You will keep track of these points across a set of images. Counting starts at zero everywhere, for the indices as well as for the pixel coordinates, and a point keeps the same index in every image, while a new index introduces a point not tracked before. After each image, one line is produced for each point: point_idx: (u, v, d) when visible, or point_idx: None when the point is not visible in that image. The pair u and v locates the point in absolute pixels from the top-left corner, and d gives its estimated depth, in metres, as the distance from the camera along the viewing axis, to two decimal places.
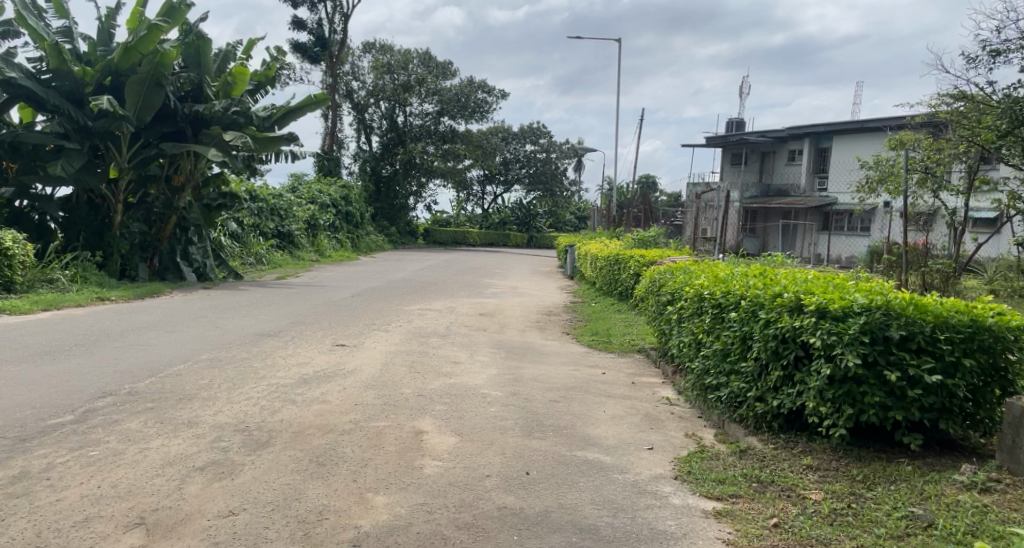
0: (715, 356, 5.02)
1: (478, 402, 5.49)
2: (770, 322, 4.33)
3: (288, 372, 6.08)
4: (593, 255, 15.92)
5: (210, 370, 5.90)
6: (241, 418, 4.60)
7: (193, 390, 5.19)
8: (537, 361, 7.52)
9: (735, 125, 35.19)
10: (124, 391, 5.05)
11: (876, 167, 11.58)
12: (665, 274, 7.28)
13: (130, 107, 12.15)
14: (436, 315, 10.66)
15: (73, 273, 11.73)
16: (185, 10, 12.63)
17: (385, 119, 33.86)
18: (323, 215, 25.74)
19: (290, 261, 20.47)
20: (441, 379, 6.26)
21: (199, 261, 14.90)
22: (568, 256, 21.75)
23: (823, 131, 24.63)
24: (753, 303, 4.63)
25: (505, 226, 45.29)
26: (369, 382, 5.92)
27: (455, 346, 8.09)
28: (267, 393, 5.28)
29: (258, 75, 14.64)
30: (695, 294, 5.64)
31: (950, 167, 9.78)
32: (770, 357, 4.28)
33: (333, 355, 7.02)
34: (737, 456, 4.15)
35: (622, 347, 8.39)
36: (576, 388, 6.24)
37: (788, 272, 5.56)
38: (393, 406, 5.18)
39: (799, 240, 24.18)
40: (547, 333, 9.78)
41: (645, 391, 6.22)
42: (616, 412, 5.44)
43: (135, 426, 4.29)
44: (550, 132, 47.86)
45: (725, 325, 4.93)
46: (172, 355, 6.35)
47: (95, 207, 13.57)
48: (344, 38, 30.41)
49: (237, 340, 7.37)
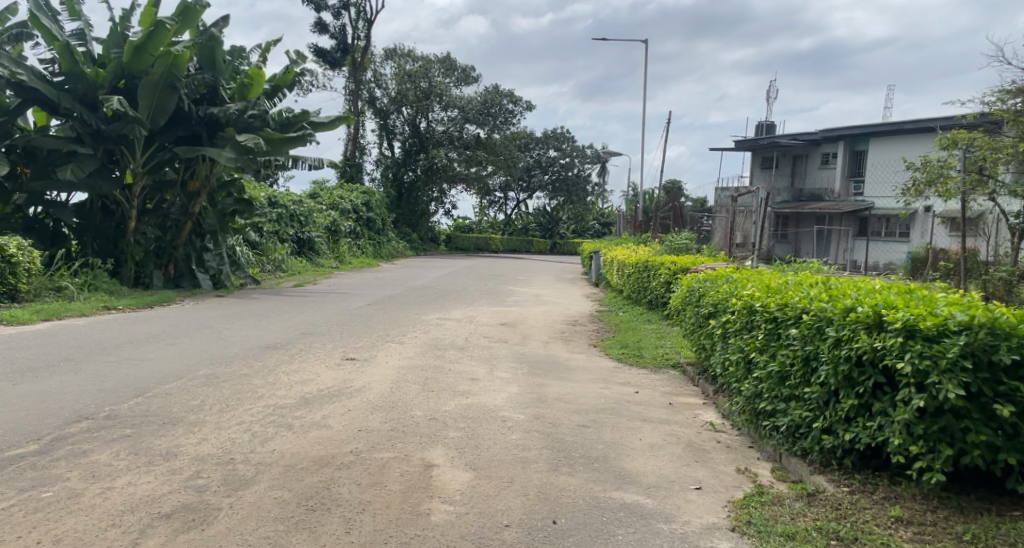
0: (770, 379, 4.36)
1: (497, 428, 4.87)
2: (842, 342, 3.66)
3: (289, 392, 5.51)
4: (620, 262, 15.25)
5: (204, 388, 5.37)
6: (227, 448, 4.04)
7: (180, 413, 4.65)
8: (562, 378, 6.89)
9: (765, 128, 34.25)
10: (102, 415, 4.52)
11: (923, 168, 10.79)
12: (706, 283, 6.58)
13: (143, 110, 11.77)
14: (454, 325, 10.06)
15: (82, 281, 11.31)
16: (200, 10, 12.24)
17: (408, 125, 33.31)
18: (345, 222, 25.43)
19: (309, 267, 20.15)
20: (457, 399, 5.66)
21: (215, 267, 14.41)
22: (592, 263, 21.05)
23: (859, 132, 23.68)
24: (817, 318, 3.96)
25: (528, 232, 46.22)
26: (378, 403, 5.34)
27: (474, 360, 7.48)
28: (262, 417, 4.72)
29: (277, 80, 14.18)
30: (745, 305, 4.97)
31: (1006, 168, 9.05)
32: (841, 383, 3.61)
33: (342, 371, 6.45)
34: (804, 501, 3.48)
35: (655, 362, 7.72)
36: (607, 410, 5.60)
37: (850, 280, 4.89)
38: (401, 433, 4.60)
39: (834, 246, 23.27)
40: (573, 345, 9.13)
41: (685, 414, 5.57)
42: (654, 440, 4.79)
43: (105, 459, 3.75)
44: (573, 137, 47.14)
45: (783, 343, 4.27)
46: (167, 371, 5.80)
47: (110, 212, 13.17)
48: (367, 44, 30.05)
49: (240, 354, 6.84)
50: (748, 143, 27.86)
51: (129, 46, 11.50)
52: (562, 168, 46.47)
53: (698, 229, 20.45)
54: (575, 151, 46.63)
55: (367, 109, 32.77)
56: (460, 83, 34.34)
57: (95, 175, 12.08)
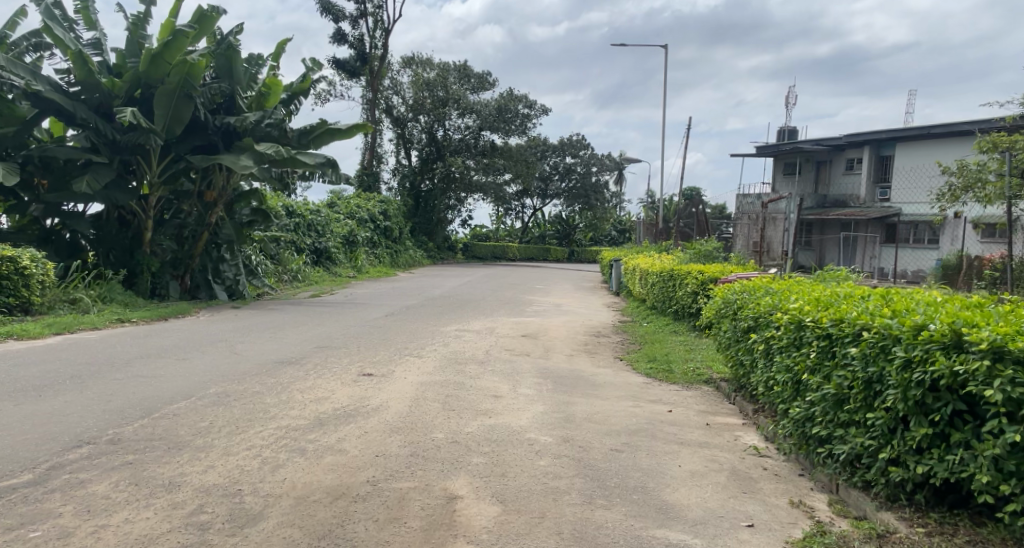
0: (824, 401, 3.98)
1: (524, 453, 4.51)
2: (911, 363, 3.29)
3: (303, 411, 5.20)
4: (642, 271, 14.85)
5: (213, 408, 5.07)
6: (234, 477, 3.74)
7: (187, 436, 4.35)
8: (589, 394, 6.53)
9: (786, 134, 33.75)
10: (105, 438, 4.24)
11: (960, 173, 10.35)
12: (744, 294, 6.19)
13: (159, 120, 11.62)
14: (474, 338, 9.73)
15: (97, 293, 11.13)
16: (216, 18, 12.05)
17: (425, 133, 33.07)
18: (362, 231, 25.26)
19: (326, 277, 19.96)
20: (479, 419, 5.32)
21: (231, 278, 14.29)
22: (612, 272, 20.62)
23: (885, 137, 23.14)
24: (880, 335, 3.58)
25: (544, 240, 45.87)
26: (396, 424, 5.02)
27: (496, 376, 7.14)
28: (274, 440, 4.41)
29: (293, 87, 13.99)
30: (793, 320, 4.59)
31: None
32: (911, 409, 3.26)
33: (358, 388, 6.15)
34: (874, 544, 3.12)
35: (686, 378, 7.33)
36: (640, 432, 5.22)
37: (909, 295, 4.49)
38: (421, 459, 4.26)
39: (861, 253, 22.68)
40: (599, 358, 8.76)
41: (724, 436, 5.19)
42: (694, 467, 4.41)
43: (103, 490, 3.46)
44: (589, 144, 46.79)
45: (839, 363, 3.90)
46: (176, 389, 5.50)
47: (127, 223, 13.02)
48: (385, 53, 29.99)
49: (254, 370, 6.55)
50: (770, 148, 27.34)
51: (145, 55, 11.35)
52: (580, 175, 45.98)
53: (721, 237, 19.97)
54: (592, 158, 46.37)
55: (384, 118, 32.67)
56: (477, 90, 34.06)
57: (111, 186, 11.90)
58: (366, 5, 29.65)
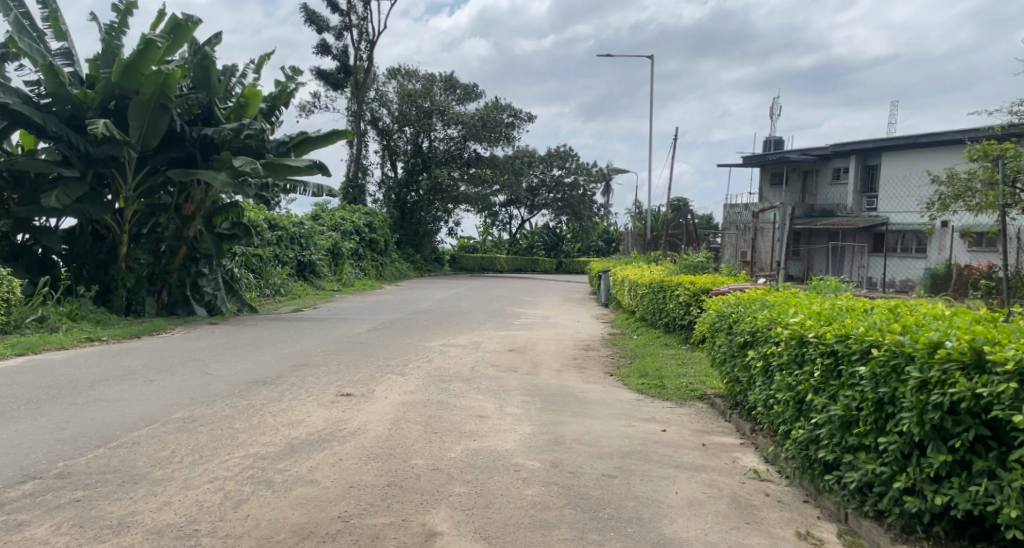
0: (831, 424, 3.72)
1: (509, 482, 4.20)
2: (927, 384, 3.03)
3: (274, 437, 4.87)
4: (632, 282, 14.61)
5: (177, 435, 4.72)
6: (192, 515, 3.41)
7: (145, 468, 4.00)
8: (579, 413, 6.24)
9: (772, 144, 33.85)
10: (54, 472, 3.89)
11: (951, 182, 10.20)
12: (738, 307, 5.93)
13: (134, 132, 11.29)
14: (459, 353, 9.42)
15: (67, 310, 10.70)
16: (192, 27, 11.75)
17: (411, 144, 32.91)
18: (347, 243, 24.88)
19: (310, 291, 19.58)
20: (463, 443, 5.01)
21: (210, 293, 13.90)
22: (601, 283, 20.39)
23: (870, 146, 23.17)
24: (890, 353, 3.32)
25: (532, 251, 45.67)
26: (373, 450, 4.70)
27: (481, 394, 6.83)
28: (240, 471, 4.07)
29: (273, 98, 13.66)
30: (794, 335, 4.33)
31: None
32: (928, 434, 3.00)
33: (336, 410, 5.82)
34: None
35: (679, 394, 7.06)
36: (634, 454, 4.93)
37: (918, 309, 4.23)
38: (399, 490, 3.94)
39: (849, 262, 22.59)
40: (588, 374, 8.46)
41: (722, 458, 4.91)
42: (691, 494, 4.12)
43: (42, 534, 3.12)
44: (576, 155, 46.65)
45: (847, 383, 3.66)
46: (138, 415, 5.15)
47: (101, 238, 12.61)
48: (370, 65, 29.81)
49: (226, 392, 6.20)
50: (756, 158, 27.29)
51: (118, 65, 11.00)
52: (567, 187, 46.00)
53: (710, 247, 19.81)
54: (579, 168, 46.41)
55: (370, 129, 32.38)
56: (463, 101, 33.87)
57: (84, 199, 11.51)
58: (350, 17, 29.48)
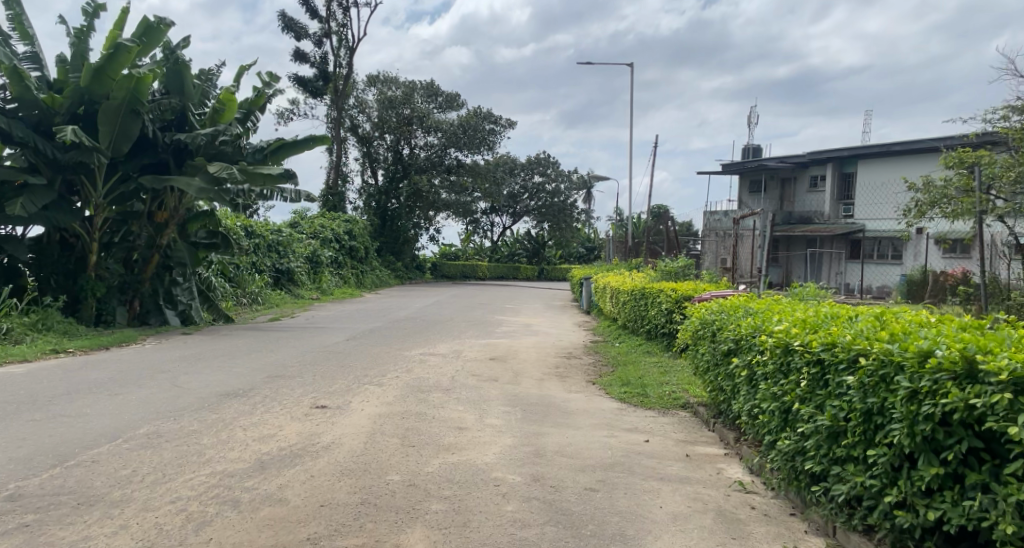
0: (817, 435, 3.63)
1: (489, 497, 4.05)
2: (918, 394, 2.94)
3: (243, 453, 4.67)
4: (613, 289, 14.52)
5: (140, 452, 4.50)
6: (150, 540, 3.22)
7: (103, 489, 3.79)
8: (561, 424, 6.10)
9: (750, 152, 34.11)
10: (3, 495, 3.67)
11: (926, 189, 10.25)
12: (721, 314, 5.84)
13: (104, 138, 11.01)
14: (439, 362, 9.24)
15: (32, 322, 10.35)
16: (164, 30, 11.49)
17: (391, 152, 32.71)
18: (326, 251, 24.60)
19: (288, 300, 19.25)
20: (442, 457, 4.85)
21: (184, 303, 13.49)
22: (583, 291, 20.31)
23: (846, 154, 23.42)
24: (878, 363, 3.23)
25: (514, 258, 45.54)
26: (348, 465, 4.52)
27: (461, 405, 6.67)
28: (205, 490, 3.88)
29: (249, 103, 13.43)
30: (779, 343, 4.24)
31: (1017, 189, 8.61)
32: (918, 446, 2.91)
33: (309, 423, 5.63)
34: None
35: (662, 402, 6.96)
36: (617, 467, 4.80)
37: (905, 317, 4.15)
38: (372, 508, 3.77)
39: (827, 268, 22.75)
40: (570, 383, 8.33)
41: (707, 469, 4.80)
42: (676, 508, 3.99)
43: None
44: (557, 162, 46.66)
45: (834, 394, 3.57)
46: (100, 431, 4.92)
47: (70, 246, 12.26)
48: (350, 72, 29.58)
49: (195, 405, 5.98)
50: (735, 166, 27.44)
51: (88, 69, 10.73)
52: (548, 194, 45.98)
53: (690, 253, 19.83)
54: (560, 176, 46.40)
55: (349, 136, 32.09)
56: (444, 108, 33.78)
57: (52, 207, 11.21)
58: (330, 24, 29.29)
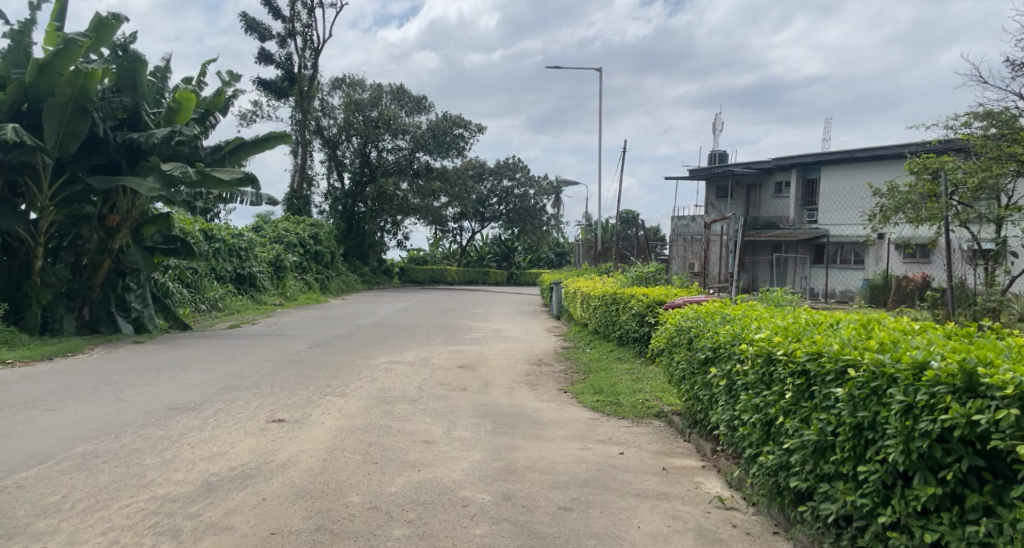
0: (803, 449, 3.43)
1: (455, 520, 3.77)
2: (914, 408, 2.75)
3: (189, 474, 4.31)
4: (583, 294, 14.32)
5: (73, 475, 4.12)
6: None
7: (26, 520, 3.42)
8: (533, 436, 5.84)
9: (717, 158, 34.40)
10: None
11: (890, 194, 10.20)
12: (696, 321, 5.64)
13: (49, 137, 10.40)
14: (405, 371, 8.92)
15: None
16: (116, 26, 10.98)
17: (358, 155, 32.21)
18: (290, 256, 24.05)
19: (250, 306, 18.71)
20: (407, 475, 4.55)
21: (137, 310, 12.94)
22: (552, 296, 20.12)
23: (810, 160, 23.68)
24: (870, 374, 3.04)
25: (483, 263, 45.29)
26: (305, 487, 4.19)
27: (427, 416, 6.37)
28: (142, 519, 3.52)
29: (207, 103, 12.94)
30: (762, 353, 4.05)
31: (982, 193, 8.61)
32: (914, 463, 2.72)
33: (264, 439, 5.28)
34: None
35: (636, 412, 6.74)
36: (592, 483, 4.55)
37: (891, 324, 3.99)
38: (328, 535, 3.46)
39: (792, 273, 22.95)
40: (541, 391, 8.08)
41: (684, 484, 4.59)
42: (654, 527, 3.76)
43: None
44: (526, 166, 46.46)
45: (821, 406, 3.38)
46: (29, 452, 4.51)
47: (14, 250, 11.66)
48: (315, 73, 28.93)
49: (139, 421, 5.58)
50: (703, 172, 27.54)
51: (32, 65, 10.16)
52: (517, 199, 45.79)
53: (659, 258, 19.83)
54: (530, 180, 46.19)
55: (315, 139, 31.50)
56: (412, 113, 33.40)
57: None
58: (294, 25, 28.68)
